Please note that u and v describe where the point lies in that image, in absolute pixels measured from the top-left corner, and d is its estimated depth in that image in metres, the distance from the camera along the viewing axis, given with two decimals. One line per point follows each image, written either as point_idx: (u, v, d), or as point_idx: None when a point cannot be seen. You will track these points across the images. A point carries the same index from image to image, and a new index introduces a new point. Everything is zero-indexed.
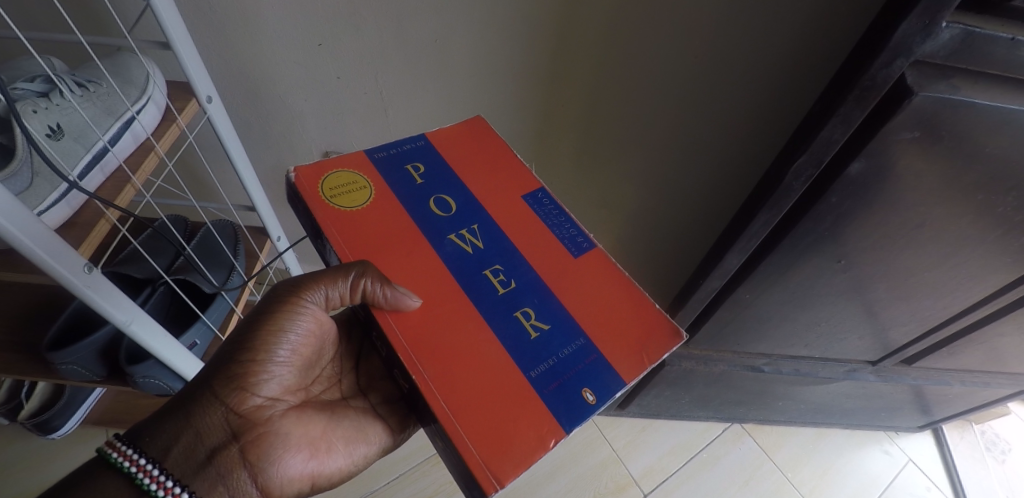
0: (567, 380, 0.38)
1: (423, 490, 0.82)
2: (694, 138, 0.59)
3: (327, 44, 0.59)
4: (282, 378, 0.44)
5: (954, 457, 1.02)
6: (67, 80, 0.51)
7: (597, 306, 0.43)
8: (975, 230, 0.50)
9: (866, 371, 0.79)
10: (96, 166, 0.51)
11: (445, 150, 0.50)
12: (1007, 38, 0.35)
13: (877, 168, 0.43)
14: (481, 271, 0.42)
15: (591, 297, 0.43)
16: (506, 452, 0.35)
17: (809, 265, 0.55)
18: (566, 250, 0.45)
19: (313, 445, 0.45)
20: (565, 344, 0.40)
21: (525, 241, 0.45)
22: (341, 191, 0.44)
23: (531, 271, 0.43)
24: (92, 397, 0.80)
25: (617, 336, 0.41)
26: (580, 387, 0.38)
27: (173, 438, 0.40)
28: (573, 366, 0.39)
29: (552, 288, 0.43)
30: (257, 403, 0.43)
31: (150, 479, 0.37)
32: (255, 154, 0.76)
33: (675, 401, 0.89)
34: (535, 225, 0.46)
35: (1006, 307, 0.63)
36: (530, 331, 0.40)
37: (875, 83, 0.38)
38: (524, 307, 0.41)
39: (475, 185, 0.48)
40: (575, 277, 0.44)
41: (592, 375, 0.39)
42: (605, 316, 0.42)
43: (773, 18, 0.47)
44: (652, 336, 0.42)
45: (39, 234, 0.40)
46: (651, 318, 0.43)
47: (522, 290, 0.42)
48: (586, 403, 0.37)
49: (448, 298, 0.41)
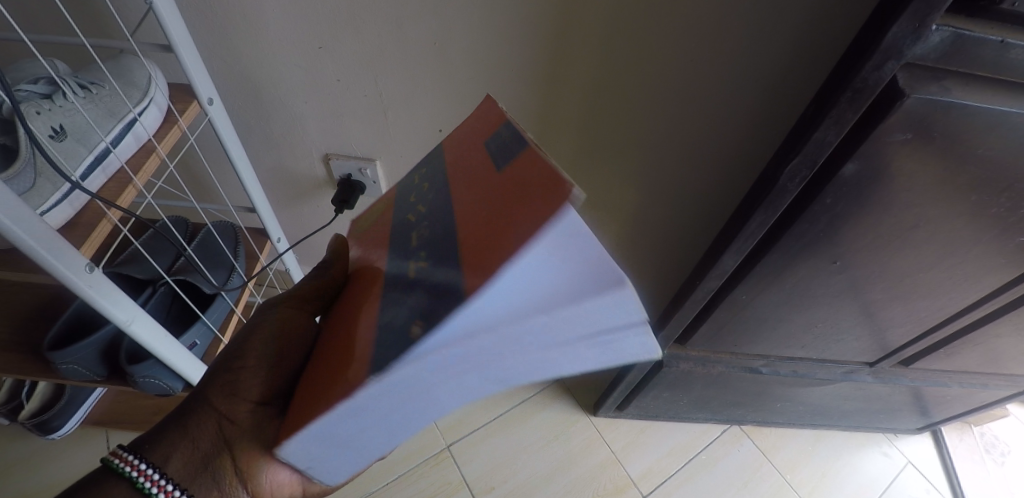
0: (405, 316, 0.26)
1: (424, 490, 0.83)
2: (690, 140, 0.60)
3: (327, 46, 0.59)
4: (266, 381, 0.43)
5: (953, 460, 1.02)
6: (70, 82, 0.52)
7: (491, 209, 0.27)
8: (969, 231, 0.51)
9: (863, 372, 0.79)
10: (98, 168, 0.52)
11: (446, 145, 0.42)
12: (996, 41, 0.35)
13: (872, 169, 0.43)
14: (405, 234, 0.35)
15: (491, 199, 0.27)
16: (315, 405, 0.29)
17: (805, 266, 0.56)
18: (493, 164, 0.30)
19: None
20: (431, 271, 0.27)
21: (459, 175, 0.34)
22: (365, 221, 0.46)
23: (447, 207, 0.32)
24: (92, 398, 0.81)
25: (483, 242, 0.25)
26: (406, 320, 0.25)
27: (173, 447, 0.41)
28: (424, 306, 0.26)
29: (455, 213, 0.30)
30: (243, 408, 0.42)
31: (152, 483, 0.38)
32: (256, 156, 0.77)
33: (674, 402, 0.89)
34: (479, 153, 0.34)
35: (1002, 308, 0.63)
36: (410, 273, 0.30)
37: (867, 85, 0.38)
38: (419, 252, 0.31)
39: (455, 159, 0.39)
40: (487, 186, 0.29)
41: (430, 298, 0.25)
42: (492, 215, 0.26)
43: (768, 20, 0.47)
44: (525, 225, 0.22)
45: (42, 234, 0.41)
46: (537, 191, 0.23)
47: (430, 233, 0.32)
48: (407, 338, 0.24)
49: (373, 278, 0.37)
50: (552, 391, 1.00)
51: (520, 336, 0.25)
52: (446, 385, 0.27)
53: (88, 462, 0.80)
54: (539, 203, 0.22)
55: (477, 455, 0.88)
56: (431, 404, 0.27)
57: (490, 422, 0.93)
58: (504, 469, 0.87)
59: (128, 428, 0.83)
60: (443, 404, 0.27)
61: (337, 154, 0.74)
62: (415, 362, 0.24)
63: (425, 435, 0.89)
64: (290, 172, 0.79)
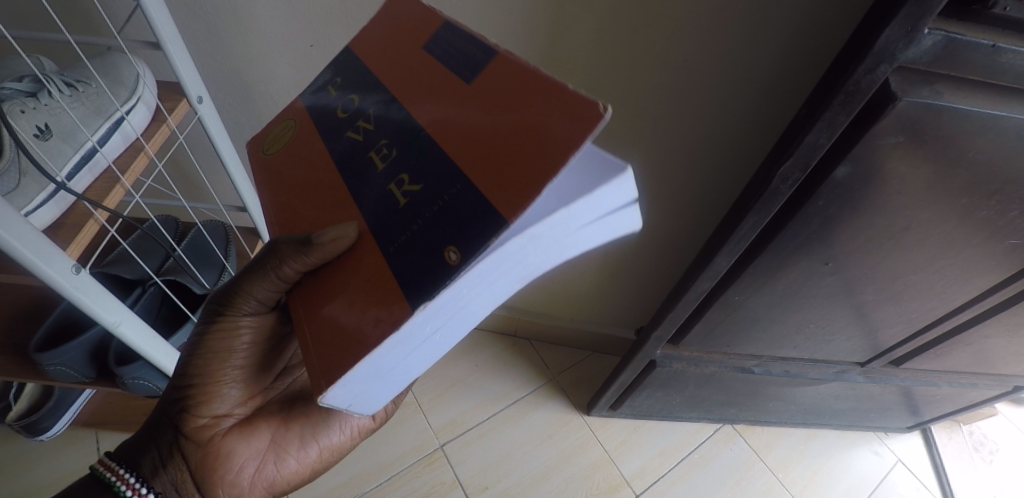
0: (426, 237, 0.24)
1: (418, 490, 0.83)
2: (682, 141, 0.60)
3: (319, 45, 0.61)
4: (227, 395, 0.42)
5: (943, 459, 1.03)
6: (56, 80, 0.51)
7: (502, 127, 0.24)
8: (960, 233, 0.51)
9: (854, 372, 0.80)
10: (85, 167, 0.51)
11: (362, 43, 0.37)
12: (987, 45, 0.35)
13: (862, 172, 0.44)
14: (365, 154, 0.30)
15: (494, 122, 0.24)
16: (332, 364, 0.26)
17: (798, 267, 0.56)
18: (459, 77, 0.27)
19: (264, 454, 0.43)
20: (438, 198, 0.24)
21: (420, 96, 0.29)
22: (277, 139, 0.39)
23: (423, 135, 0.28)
24: (81, 399, 0.80)
25: (500, 163, 0.22)
26: (442, 245, 0.23)
27: (143, 454, 0.41)
28: (445, 220, 0.23)
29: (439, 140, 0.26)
30: (203, 422, 0.41)
31: (124, 484, 0.39)
32: (247, 154, 0.79)
33: (666, 402, 0.89)
34: (423, 68, 0.30)
35: (991, 309, 0.63)
36: (400, 198, 0.26)
37: (859, 88, 0.38)
38: (398, 173, 0.27)
39: (382, 54, 0.34)
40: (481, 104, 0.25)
41: (461, 221, 0.22)
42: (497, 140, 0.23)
43: (758, 20, 0.47)
44: (540, 151, 0.21)
45: (28, 236, 0.40)
46: (557, 114, 0.21)
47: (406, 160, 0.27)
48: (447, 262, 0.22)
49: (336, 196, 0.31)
50: (546, 390, 0.99)
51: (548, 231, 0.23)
52: (469, 309, 0.26)
53: (76, 464, 0.79)
54: (569, 118, 0.20)
55: (472, 455, 0.88)
56: (455, 327, 0.26)
57: (483, 421, 0.93)
58: (499, 468, 0.87)
59: (117, 429, 0.82)
60: (467, 323, 0.27)
61: None
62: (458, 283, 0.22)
63: (417, 436, 0.89)
64: None
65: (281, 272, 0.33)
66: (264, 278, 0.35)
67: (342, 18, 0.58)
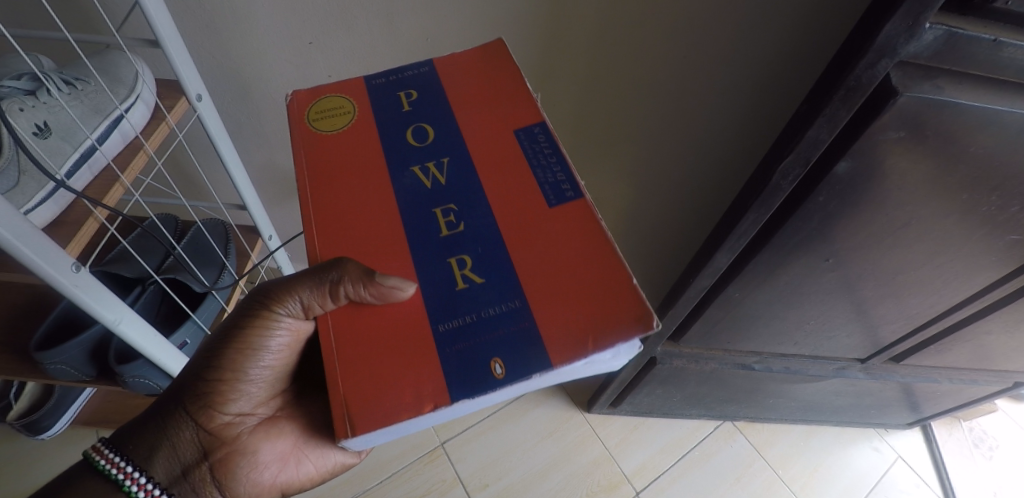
0: (479, 344, 0.33)
1: (419, 487, 0.83)
2: (682, 138, 0.60)
3: (318, 42, 0.61)
4: (251, 396, 0.45)
5: (943, 455, 1.03)
6: (54, 78, 0.51)
7: (565, 269, 0.36)
8: (960, 229, 0.51)
9: (855, 369, 0.80)
10: (84, 165, 0.51)
11: (451, 83, 0.47)
12: (990, 40, 0.35)
13: (864, 168, 0.43)
14: (431, 209, 0.39)
15: (559, 259, 0.36)
16: (361, 413, 0.32)
17: (798, 264, 0.56)
18: (543, 201, 0.39)
19: (282, 456, 0.47)
20: (495, 302, 0.35)
21: (496, 184, 0.40)
22: (326, 114, 0.45)
23: (489, 218, 0.38)
24: (81, 398, 0.80)
25: (558, 307, 0.34)
26: (489, 356, 0.33)
27: (157, 449, 0.42)
28: (497, 329, 0.34)
29: (503, 238, 0.37)
30: (225, 419, 0.44)
31: (130, 480, 0.39)
32: (246, 152, 0.79)
33: (667, 399, 0.89)
34: (513, 163, 0.41)
35: (992, 305, 0.63)
36: (460, 281, 0.36)
37: (860, 83, 0.38)
38: (462, 253, 0.37)
39: (478, 116, 0.44)
40: (546, 230, 0.37)
41: (508, 342, 0.33)
42: (560, 282, 0.35)
43: (761, 16, 0.47)
44: (600, 323, 0.33)
45: (28, 235, 0.40)
46: (612, 300, 0.34)
47: (468, 234, 0.38)
48: (494, 375, 0.32)
49: (390, 233, 0.39)
50: (546, 388, 0.99)
51: (560, 373, 0.33)
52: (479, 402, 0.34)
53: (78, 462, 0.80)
54: (622, 315, 0.33)
55: (472, 453, 0.88)
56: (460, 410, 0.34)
57: (484, 419, 0.93)
58: (500, 466, 0.88)
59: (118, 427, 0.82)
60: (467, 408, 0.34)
61: None
62: (494, 393, 0.32)
63: (418, 434, 0.89)
64: (280, 167, 0.82)
65: (336, 288, 0.36)
66: (314, 290, 0.37)
67: (342, 17, 0.58)
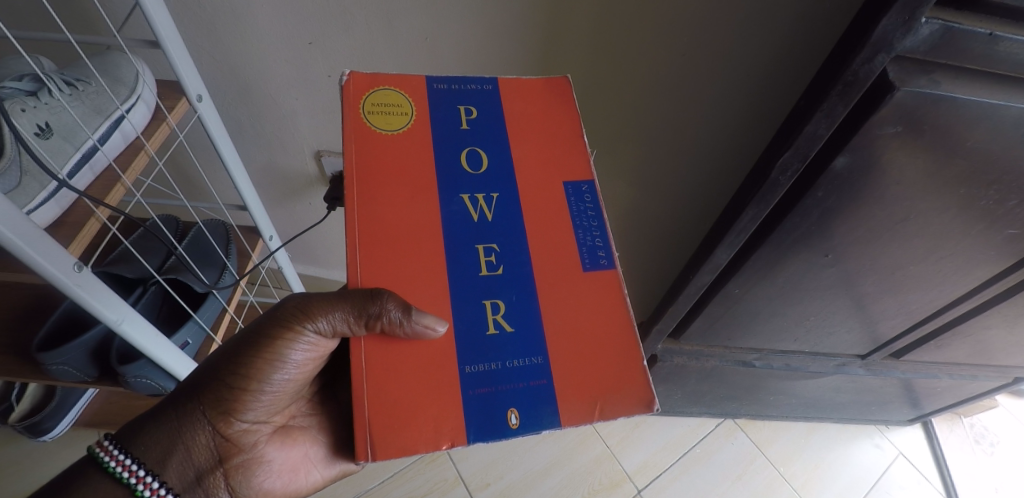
0: (503, 393, 0.37)
1: (422, 486, 0.83)
2: (683, 136, 0.60)
3: (317, 42, 0.61)
4: (268, 406, 0.45)
5: (943, 451, 1.03)
6: (56, 79, 0.51)
7: (587, 334, 0.39)
8: (959, 223, 0.51)
9: (855, 365, 0.80)
10: (86, 165, 0.51)
11: (512, 111, 0.46)
12: (985, 33, 0.35)
13: (862, 162, 0.44)
14: (474, 245, 0.40)
15: (584, 324, 0.39)
16: (383, 438, 0.35)
17: (798, 260, 0.56)
18: (581, 261, 0.41)
19: (292, 466, 0.48)
20: (519, 355, 0.38)
21: (540, 235, 0.42)
22: (381, 109, 0.43)
23: (527, 264, 0.41)
24: (83, 400, 0.80)
25: (575, 370, 0.38)
26: (507, 406, 0.36)
27: (170, 452, 0.42)
28: (516, 380, 0.37)
29: (537, 287, 0.40)
30: (241, 426, 0.44)
31: (137, 479, 0.40)
32: (247, 152, 0.79)
33: (667, 396, 0.90)
34: (559, 215, 0.42)
35: (992, 300, 0.63)
36: (491, 326, 0.38)
37: (857, 78, 0.38)
38: (498, 298, 0.39)
39: (530, 155, 0.44)
40: (575, 292, 0.40)
41: (521, 394, 0.37)
42: (579, 346, 0.39)
43: (759, 13, 0.47)
44: (610, 396, 0.37)
45: (31, 235, 0.40)
46: (623, 376, 0.38)
47: (507, 280, 0.40)
48: (507, 424, 0.36)
49: (432, 263, 0.40)
50: None
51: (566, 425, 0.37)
52: None
53: None
54: (630, 395, 0.37)
55: (474, 453, 0.89)
56: None
57: None
58: (501, 465, 0.88)
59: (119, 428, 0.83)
60: None
61: (327, 151, 0.77)
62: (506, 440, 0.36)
63: None
64: (280, 167, 0.82)
65: (373, 319, 0.37)
66: (348, 315, 0.37)
67: (342, 16, 0.58)
